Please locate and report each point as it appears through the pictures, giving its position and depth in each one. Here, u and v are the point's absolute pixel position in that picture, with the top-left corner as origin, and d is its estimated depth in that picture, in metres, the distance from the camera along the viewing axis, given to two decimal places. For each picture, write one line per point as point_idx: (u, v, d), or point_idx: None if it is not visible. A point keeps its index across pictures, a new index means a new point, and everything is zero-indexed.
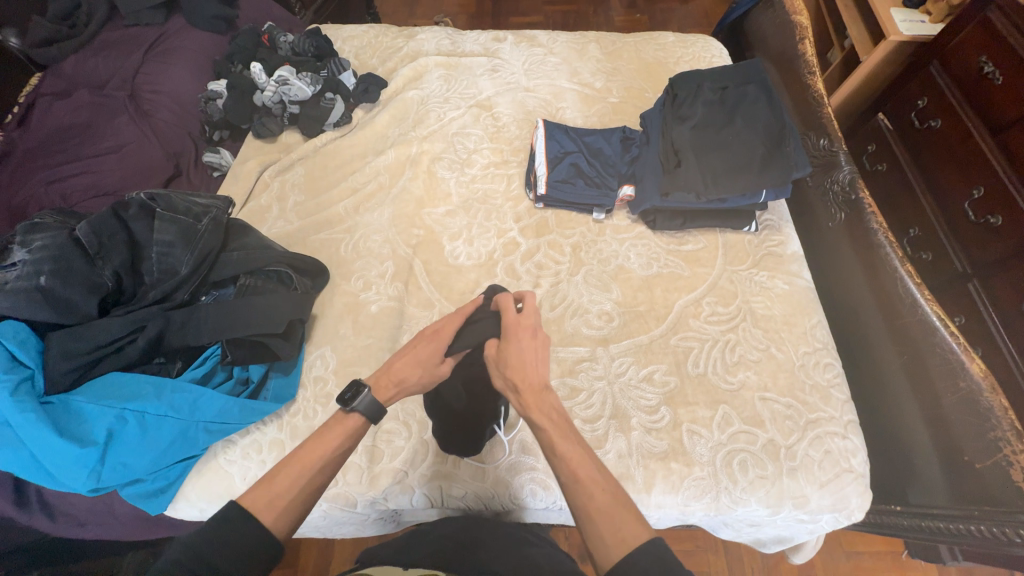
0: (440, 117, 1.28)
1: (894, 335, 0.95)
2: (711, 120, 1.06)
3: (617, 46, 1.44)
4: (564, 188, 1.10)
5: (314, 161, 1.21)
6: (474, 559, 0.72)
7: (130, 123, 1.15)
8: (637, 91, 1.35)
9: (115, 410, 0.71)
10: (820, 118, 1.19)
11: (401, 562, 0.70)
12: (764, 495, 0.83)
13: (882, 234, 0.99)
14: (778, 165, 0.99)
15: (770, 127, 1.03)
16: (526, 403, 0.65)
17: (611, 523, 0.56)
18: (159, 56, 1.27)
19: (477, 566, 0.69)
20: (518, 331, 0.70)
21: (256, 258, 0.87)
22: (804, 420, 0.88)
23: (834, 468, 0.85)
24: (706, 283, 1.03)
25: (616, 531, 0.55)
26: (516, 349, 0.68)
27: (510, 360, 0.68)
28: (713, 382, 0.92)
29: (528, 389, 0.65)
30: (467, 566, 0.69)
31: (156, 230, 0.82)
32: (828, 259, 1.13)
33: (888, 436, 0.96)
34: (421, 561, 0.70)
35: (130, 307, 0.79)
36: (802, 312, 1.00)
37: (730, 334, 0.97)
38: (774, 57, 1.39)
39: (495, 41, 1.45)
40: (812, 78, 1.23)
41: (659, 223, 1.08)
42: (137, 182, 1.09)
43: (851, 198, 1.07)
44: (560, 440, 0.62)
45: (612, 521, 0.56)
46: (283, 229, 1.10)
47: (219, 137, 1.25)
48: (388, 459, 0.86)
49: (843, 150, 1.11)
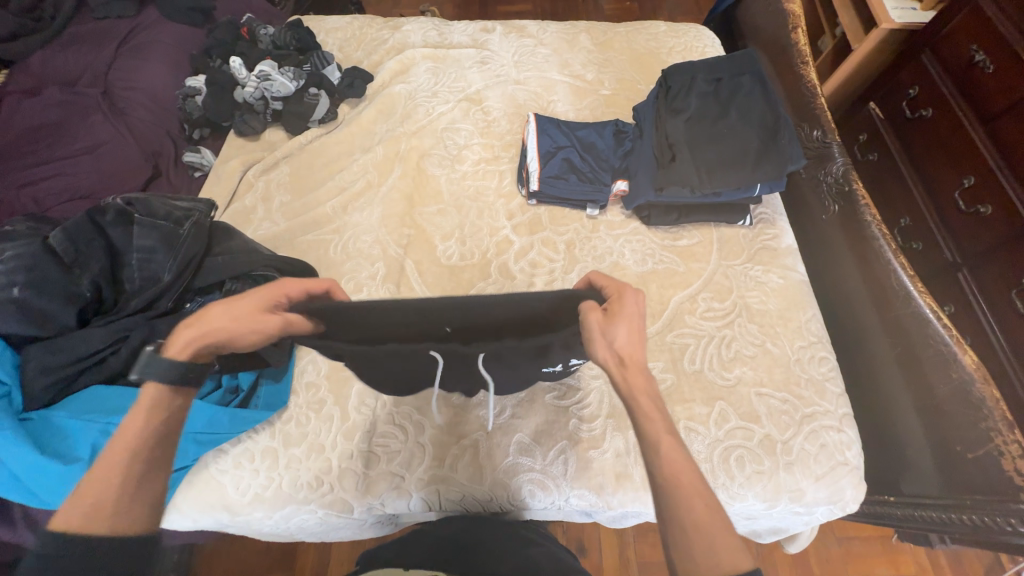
0: (429, 112, 1.25)
1: (888, 329, 0.95)
2: (706, 113, 1.04)
3: (607, 36, 1.41)
4: (557, 184, 1.08)
5: (299, 159, 1.18)
6: (474, 558, 0.70)
7: (104, 123, 1.10)
8: (630, 82, 1.32)
9: (99, 424, 0.68)
10: (813, 109, 1.18)
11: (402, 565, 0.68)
12: (761, 489, 0.84)
13: (876, 227, 0.99)
14: (774, 158, 0.97)
15: (766, 119, 1.01)
16: (631, 383, 0.60)
17: (701, 536, 0.52)
18: (133, 51, 1.21)
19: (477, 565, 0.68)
20: (621, 299, 0.64)
21: (241, 262, 0.84)
22: (800, 414, 0.89)
23: (830, 461, 0.86)
24: (701, 278, 1.02)
25: (709, 548, 0.51)
26: (622, 328, 0.61)
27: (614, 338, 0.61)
28: (709, 378, 0.91)
29: (632, 362, 0.60)
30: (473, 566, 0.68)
31: (136, 236, 0.78)
32: (822, 253, 1.13)
33: (882, 429, 0.96)
34: (420, 562, 0.68)
35: (111, 316, 0.75)
36: (797, 305, 1.00)
37: (726, 330, 0.96)
38: (767, 46, 1.37)
39: (483, 31, 1.42)
40: (805, 68, 1.22)
41: (654, 218, 1.08)
42: (114, 184, 1.05)
43: (845, 190, 1.07)
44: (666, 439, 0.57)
45: (705, 538, 0.51)
46: (269, 231, 1.07)
47: (199, 136, 1.20)
48: (384, 464, 0.85)
49: (836, 142, 1.11)
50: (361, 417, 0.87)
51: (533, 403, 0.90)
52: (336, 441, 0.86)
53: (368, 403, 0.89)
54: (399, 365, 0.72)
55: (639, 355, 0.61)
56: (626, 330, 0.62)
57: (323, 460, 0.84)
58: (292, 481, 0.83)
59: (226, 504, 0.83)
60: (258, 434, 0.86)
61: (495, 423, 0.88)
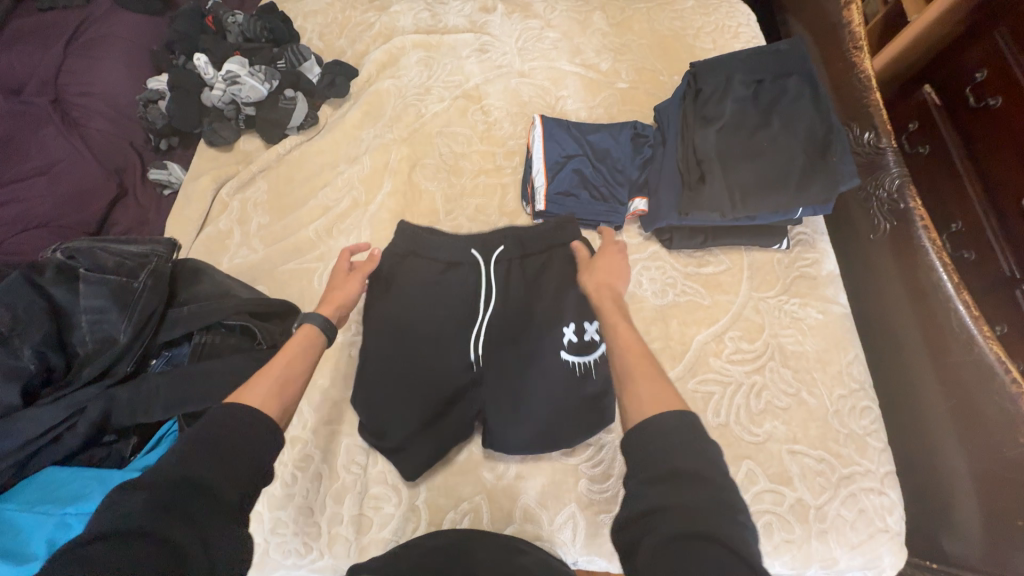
0: (421, 113, 1.11)
1: (942, 377, 0.84)
2: (742, 121, 0.89)
3: (625, 15, 1.22)
4: (565, 202, 0.96)
5: (278, 172, 1.06)
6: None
7: (57, 136, 0.97)
8: (650, 73, 1.16)
9: (56, 517, 0.60)
10: (865, 106, 1.00)
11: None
12: (789, 559, 0.76)
13: (936, 256, 0.85)
14: (821, 179, 0.83)
15: (813, 131, 0.86)
16: (600, 297, 0.76)
17: (642, 389, 0.58)
18: (85, 50, 1.07)
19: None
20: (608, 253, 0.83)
21: (210, 311, 0.75)
22: (837, 476, 0.79)
23: (868, 528, 0.77)
24: (729, 314, 0.91)
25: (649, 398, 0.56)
26: (606, 257, 0.83)
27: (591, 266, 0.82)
28: (735, 434, 0.82)
29: (607, 289, 0.77)
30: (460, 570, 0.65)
31: (84, 295, 0.69)
32: (866, 277, 0.99)
33: (925, 487, 0.86)
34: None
35: (64, 390, 0.67)
36: (837, 346, 0.88)
37: (756, 376, 0.86)
38: (813, 25, 1.17)
39: (482, 11, 1.24)
40: (857, 56, 1.03)
41: (676, 242, 0.95)
42: (74, 209, 0.93)
43: (899, 207, 0.91)
44: (616, 322, 0.71)
45: (640, 391, 0.58)
46: (246, 259, 0.97)
47: (167, 146, 1.08)
48: (376, 530, 0.78)
49: (892, 148, 0.94)
50: (351, 477, 0.81)
51: (539, 461, 0.82)
52: (325, 503, 0.79)
53: (358, 461, 0.82)
54: (441, 300, 0.83)
55: (617, 282, 0.79)
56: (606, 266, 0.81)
57: (312, 524, 0.78)
58: (279, 547, 0.77)
59: None
60: None
61: (498, 485, 0.81)
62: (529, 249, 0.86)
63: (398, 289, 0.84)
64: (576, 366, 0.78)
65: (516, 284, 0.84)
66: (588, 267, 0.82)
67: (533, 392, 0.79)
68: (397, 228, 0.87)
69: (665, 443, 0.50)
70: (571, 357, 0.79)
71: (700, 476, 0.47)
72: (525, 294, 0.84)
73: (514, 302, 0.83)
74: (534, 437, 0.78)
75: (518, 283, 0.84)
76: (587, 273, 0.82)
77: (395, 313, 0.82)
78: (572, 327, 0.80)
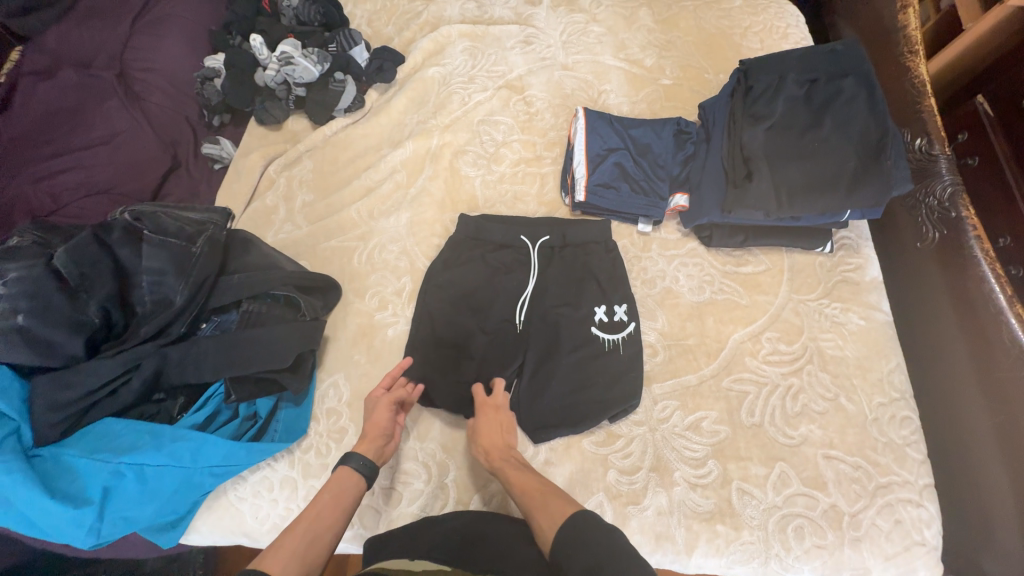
0: (464, 101, 1.12)
1: (989, 392, 0.81)
2: (792, 122, 0.88)
3: (672, 12, 1.22)
4: (606, 194, 0.95)
5: (323, 153, 1.08)
6: (480, 554, 0.65)
7: (120, 109, 1.02)
8: (695, 70, 1.15)
9: (111, 465, 0.64)
10: (919, 112, 0.97)
11: (410, 554, 0.66)
12: (820, 564, 0.75)
13: (988, 267, 0.83)
14: (873, 183, 0.82)
15: (868, 135, 0.85)
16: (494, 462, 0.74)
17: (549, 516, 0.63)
18: (148, 27, 1.12)
19: (487, 563, 0.63)
20: (485, 408, 0.79)
21: (258, 282, 0.78)
22: (874, 485, 0.78)
23: (903, 540, 0.75)
24: (767, 315, 0.90)
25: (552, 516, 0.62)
26: (488, 416, 0.78)
27: (476, 427, 0.78)
28: (770, 435, 0.81)
29: (496, 452, 0.74)
30: (472, 560, 0.64)
31: (145, 257, 0.72)
32: (908, 286, 0.97)
33: (959, 502, 0.83)
34: (433, 554, 0.65)
35: (122, 345, 0.69)
36: (878, 353, 0.87)
37: (793, 379, 0.84)
38: (863, 29, 1.15)
39: (528, 4, 1.25)
40: (912, 60, 1.00)
41: (716, 240, 0.94)
42: (132, 178, 0.98)
43: (950, 216, 0.89)
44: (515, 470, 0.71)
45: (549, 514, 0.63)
46: (290, 235, 1.00)
47: (219, 122, 1.13)
48: (404, 505, 0.79)
49: (946, 156, 0.91)
50: None
51: (568, 448, 0.82)
52: None
53: None
54: (481, 283, 0.92)
55: (505, 442, 0.76)
56: (492, 424, 0.77)
57: None
58: None
59: (246, 532, 0.77)
60: (276, 462, 0.79)
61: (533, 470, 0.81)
62: (571, 241, 0.94)
63: (436, 285, 0.91)
64: (606, 342, 0.86)
65: (554, 274, 0.92)
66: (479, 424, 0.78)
67: (569, 373, 0.85)
68: (459, 219, 0.97)
69: (580, 543, 0.56)
70: (601, 334, 0.87)
71: (605, 563, 0.53)
72: (562, 281, 0.92)
73: (555, 283, 0.91)
74: (559, 411, 0.83)
75: (559, 268, 0.92)
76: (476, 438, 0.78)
77: (442, 295, 0.91)
78: (602, 308, 0.89)
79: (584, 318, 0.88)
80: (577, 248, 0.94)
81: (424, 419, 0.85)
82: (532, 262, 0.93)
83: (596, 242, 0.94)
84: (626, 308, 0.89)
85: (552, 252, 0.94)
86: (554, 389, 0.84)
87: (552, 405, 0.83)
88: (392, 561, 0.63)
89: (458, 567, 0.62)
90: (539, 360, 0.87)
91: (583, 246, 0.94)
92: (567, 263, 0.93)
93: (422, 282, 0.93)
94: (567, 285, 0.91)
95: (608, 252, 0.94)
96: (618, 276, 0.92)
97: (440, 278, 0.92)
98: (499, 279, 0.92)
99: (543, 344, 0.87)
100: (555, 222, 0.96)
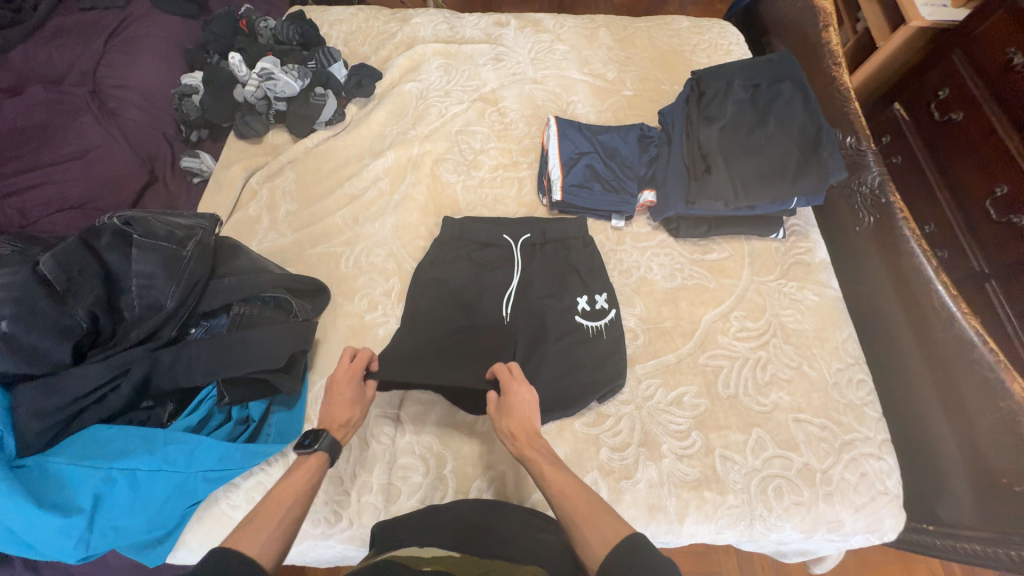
0: (441, 113, 1.18)
1: (928, 355, 0.90)
2: (741, 122, 0.99)
3: (628, 32, 1.34)
4: (580, 193, 1.02)
5: (305, 163, 1.11)
6: (488, 540, 0.65)
7: (93, 124, 1.03)
8: (652, 82, 1.26)
9: (101, 472, 0.62)
10: (845, 114, 1.11)
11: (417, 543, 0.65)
12: (799, 521, 0.80)
13: (915, 243, 0.94)
14: (814, 172, 0.93)
15: (805, 131, 0.96)
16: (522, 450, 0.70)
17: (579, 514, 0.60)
18: (121, 46, 1.13)
19: (496, 546, 0.63)
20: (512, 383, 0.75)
21: (249, 284, 0.78)
22: (839, 442, 0.85)
23: (869, 491, 0.82)
24: (733, 296, 0.98)
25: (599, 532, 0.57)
26: (517, 393, 0.74)
27: (505, 403, 0.73)
28: (745, 405, 0.87)
29: (524, 433, 0.70)
30: (480, 544, 0.64)
31: (135, 261, 0.72)
32: (854, 267, 1.07)
33: (915, 455, 0.91)
34: (441, 542, 0.65)
35: (110, 350, 0.69)
36: (832, 325, 0.96)
37: (761, 352, 0.92)
38: (793, 46, 1.30)
39: (497, 25, 1.34)
40: (836, 71, 1.15)
41: (682, 231, 1.02)
42: (109, 192, 0.98)
43: (881, 202, 1.01)
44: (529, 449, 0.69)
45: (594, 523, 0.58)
46: (275, 243, 1.01)
47: (197, 138, 1.13)
48: (404, 498, 0.80)
49: (872, 150, 1.04)
50: (380, 447, 0.84)
51: (561, 431, 0.86)
52: (355, 472, 0.82)
53: (387, 432, 0.85)
54: (469, 279, 0.96)
55: (530, 424, 0.72)
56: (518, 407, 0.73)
57: (341, 492, 0.80)
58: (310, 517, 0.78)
59: None
60: (271, 466, 0.78)
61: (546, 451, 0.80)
62: (551, 237, 1.00)
63: (426, 282, 0.95)
64: (590, 329, 0.91)
65: (537, 267, 0.97)
66: (505, 402, 0.74)
67: (557, 359, 0.89)
68: (443, 221, 1.01)
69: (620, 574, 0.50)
70: (585, 322, 0.92)
71: None
72: (545, 275, 0.97)
73: (539, 277, 0.96)
74: (550, 396, 0.86)
75: (542, 263, 0.98)
76: (502, 416, 0.73)
77: (431, 292, 0.94)
78: (584, 298, 0.94)
79: (567, 308, 0.93)
80: (554, 244, 1.00)
81: (419, 413, 0.87)
82: (516, 259, 0.98)
83: (572, 237, 1.00)
84: (606, 296, 0.94)
85: (534, 248, 1.00)
86: (544, 375, 0.87)
87: (544, 390, 0.87)
88: (403, 548, 0.62)
89: (467, 552, 0.62)
90: (527, 349, 0.90)
91: (562, 242, 1.00)
92: (548, 257, 0.99)
93: (411, 282, 0.96)
94: (548, 278, 0.97)
95: (586, 247, 1.00)
96: (596, 267, 0.98)
97: (429, 277, 0.95)
98: (486, 276, 0.96)
99: (531, 334, 0.91)
100: (534, 220, 1.02)
